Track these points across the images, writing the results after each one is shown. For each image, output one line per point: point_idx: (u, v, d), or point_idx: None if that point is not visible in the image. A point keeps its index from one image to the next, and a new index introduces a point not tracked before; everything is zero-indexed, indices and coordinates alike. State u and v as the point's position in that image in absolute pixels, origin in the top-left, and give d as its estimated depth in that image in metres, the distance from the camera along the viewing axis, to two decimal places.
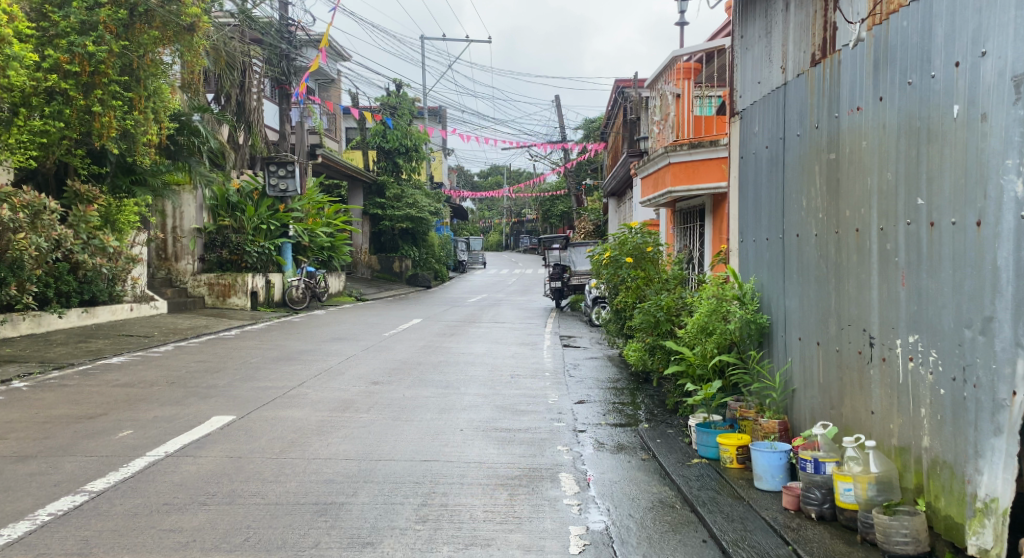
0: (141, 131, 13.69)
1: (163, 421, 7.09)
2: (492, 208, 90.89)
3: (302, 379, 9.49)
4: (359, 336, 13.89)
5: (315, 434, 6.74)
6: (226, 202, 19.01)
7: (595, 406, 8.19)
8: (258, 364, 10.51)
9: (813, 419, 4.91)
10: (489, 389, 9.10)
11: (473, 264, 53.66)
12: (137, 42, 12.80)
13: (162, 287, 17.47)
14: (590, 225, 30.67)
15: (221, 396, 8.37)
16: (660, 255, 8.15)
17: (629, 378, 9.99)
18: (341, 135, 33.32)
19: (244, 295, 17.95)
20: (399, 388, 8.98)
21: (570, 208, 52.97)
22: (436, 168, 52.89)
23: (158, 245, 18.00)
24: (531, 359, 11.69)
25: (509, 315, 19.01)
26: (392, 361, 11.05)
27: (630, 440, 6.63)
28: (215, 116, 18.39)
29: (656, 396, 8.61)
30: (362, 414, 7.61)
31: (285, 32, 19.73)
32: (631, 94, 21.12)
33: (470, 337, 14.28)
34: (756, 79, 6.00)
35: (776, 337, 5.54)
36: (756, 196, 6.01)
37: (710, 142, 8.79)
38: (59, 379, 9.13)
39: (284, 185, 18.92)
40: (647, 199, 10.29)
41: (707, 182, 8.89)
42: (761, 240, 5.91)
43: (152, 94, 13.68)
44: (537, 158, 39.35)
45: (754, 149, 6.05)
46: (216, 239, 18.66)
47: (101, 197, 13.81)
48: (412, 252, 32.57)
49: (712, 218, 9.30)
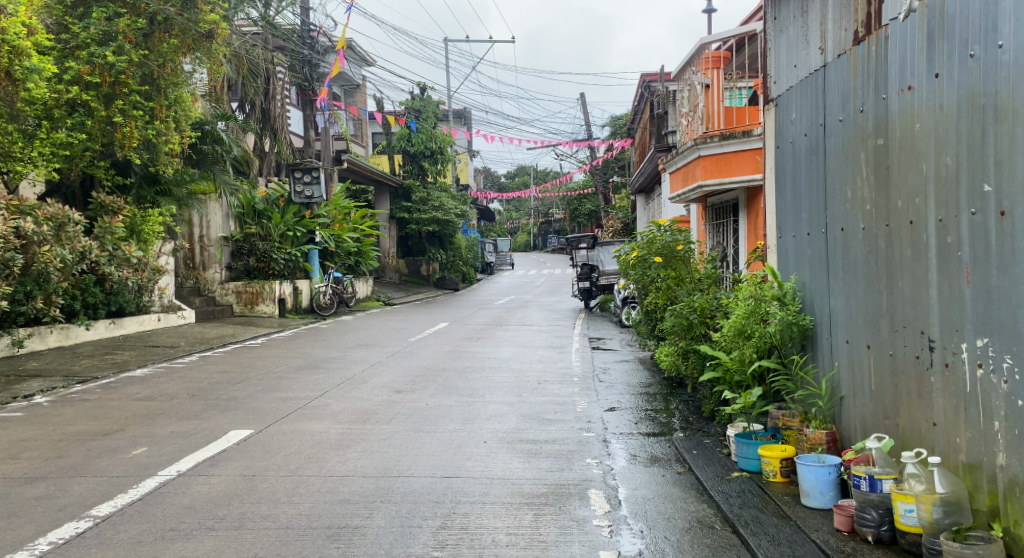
0: (162, 140, 13.42)
1: (179, 437, 6.87)
2: (520, 209, 90.68)
3: (324, 388, 9.24)
4: (384, 343, 13.65)
5: (333, 449, 6.47)
6: (253, 209, 18.91)
7: (625, 414, 7.84)
8: (281, 374, 10.29)
9: (865, 430, 4.50)
10: (515, 396, 8.77)
11: (501, 265, 53.39)
12: (157, 51, 12.69)
13: (191, 296, 17.40)
14: (618, 223, 30.22)
15: (241, 408, 8.15)
16: (691, 254, 7.70)
17: (662, 382, 9.61)
18: (367, 139, 33.29)
19: (272, 303, 17.79)
20: (423, 396, 8.68)
21: (598, 207, 52.49)
22: (462, 170, 52.65)
23: (185, 254, 17.91)
24: (559, 363, 11.34)
25: (537, 317, 18.69)
26: (416, 368, 10.78)
27: (664, 451, 6.27)
28: (239, 123, 18.32)
29: (690, 402, 8.22)
30: (384, 426, 7.33)
31: (308, 38, 19.58)
32: (657, 88, 20.66)
33: (497, 341, 13.97)
34: (791, 62, 5.60)
35: (821, 340, 5.14)
36: (795, 188, 5.61)
37: (743, 133, 8.33)
38: (80, 393, 8.97)
39: (310, 192, 18.78)
40: (676, 194, 9.87)
41: (739, 175, 8.42)
42: (801, 236, 5.51)
43: (172, 103, 13.45)
44: (562, 157, 38.98)
45: (790, 138, 5.66)
46: (242, 247, 18.47)
47: (125, 208, 13.70)
48: (439, 255, 32.53)
49: (746, 214, 8.82)
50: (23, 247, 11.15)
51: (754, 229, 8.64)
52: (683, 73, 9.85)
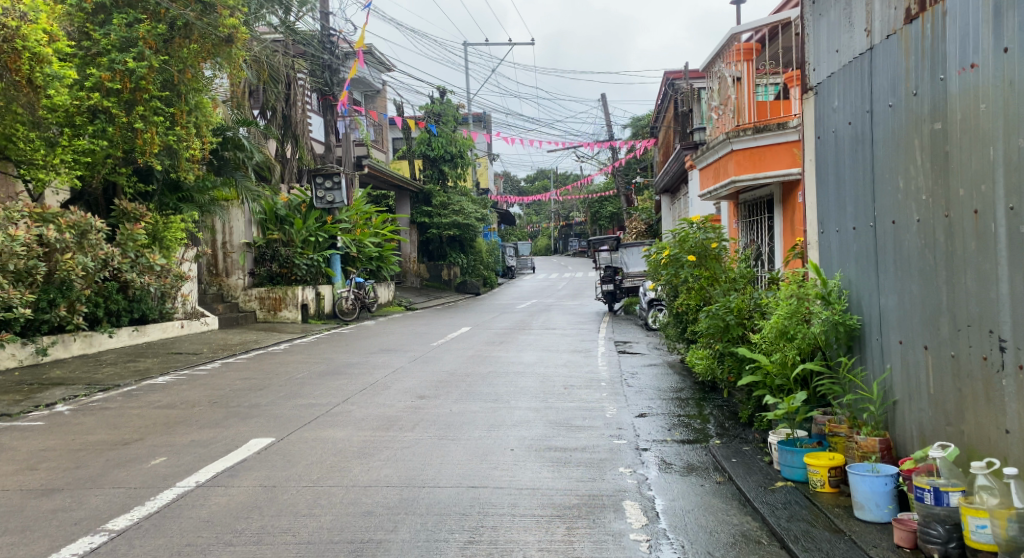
0: (184, 147, 13.13)
1: (199, 446, 6.68)
2: (540, 213, 90.38)
3: (347, 394, 9.04)
4: (407, 348, 13.43)
5: (356, 458, 6.24)
6: (275, 215, 18.81)
7: (657, 421, 7.58)
8: (303, 380, 10.11)
9: (923, 438, 4.19)
10: (541, 401, 8.52)
11: (522, 269, 53.11)
12: (177, 57, 12.57)
13: (214, 303, 17.30)
14: (641, 225, 29.82)
15: (262, 416, 7.96)
16: (724, 253, 7.40)
17: (693, 386, 9.34)
18: (387, 144, 33.19)
19: (294, 308, 17.65)
20: (447, 402, 8.45)
21: (620, 209, 52.06)
22: (482, 174, 52.44)
23: (208, 260, 17.77)
24: (585, 367, 11.06)
25: (560, 321, 18.41)
26: (439, 373, 10.55)
27: (700, 459, 6.03)
28: (260, 129, 18.24)
29: (725, 407, 7.95)
30: (407, 433, 7.11)
31: (327, 43, 19.44)
32: (681, 86, 20.32)
33: (521, 345, 13.70)
34: (833, 47, 5.31)
35: (869, 341, 4.84)
36: (838, 181, 5.31)
37: (778, 125, 8.01)
38: (101, 401, 8.83)
39: (331, 197, 18.65)
40: (707, 191, 9.56)
41: (774, 169, 8.13)
42: (846, 231, 5.21)
43: (193, 109, 13.21)
44: (583, 159, 38.64)
45: (833, 127, 5.36)
46: (266, 253, 18.45)
47: (147, 215, 13.50)
48: (461, 260, 32.33)
49: (781, 210, 8.51)
50: (47, 256, 11.18)
51: (790, 225, 8.30)
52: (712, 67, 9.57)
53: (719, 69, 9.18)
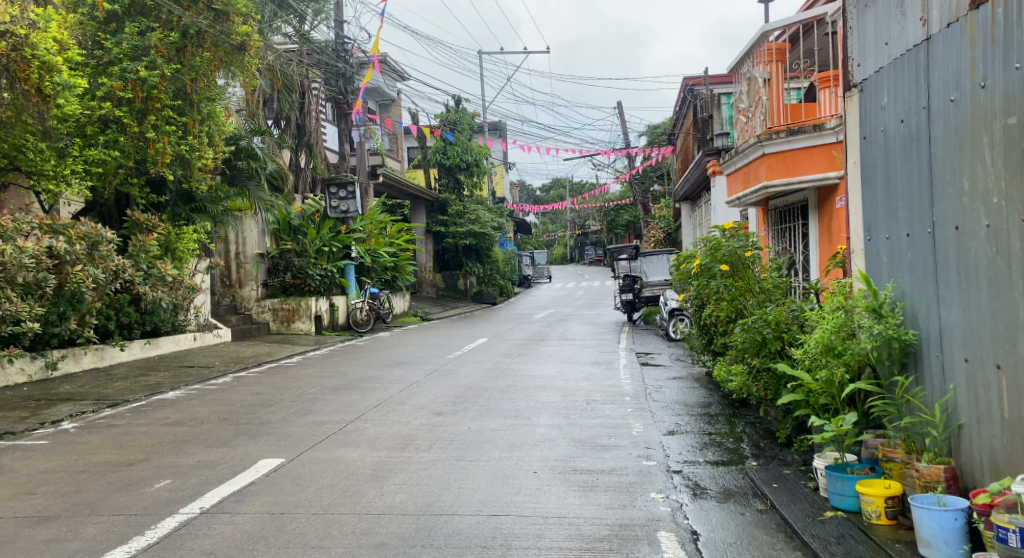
0: (196, 157, 12.61)
1: (206, 467, 6.33)
2: (556, 221, 89.96)
3: (360, 411, 8.67)
4: (422, 360, 13.07)
5: (369, 481, 5.89)
6: (289, 225, 18.53)
7: (686, 439, 7.19)
8: (316, 395, 9.76)
9: (996, 467, 3.78)
10: (563, 418, 8.12)
11: (538, 278, 52.65)
12: (189, 65, 12.01)
13: (227, 314, 16.98)
14: (659, 232, 29.34)
15: (272, 435, 7.61)
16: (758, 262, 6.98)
17: (722, 401, 8.94)
18: (402, 154, 32.88)
19: (308, 320, 17.38)
20: (465, 419, 8.07)
21: (636, 218, 51.54)
22: (497, 182, 52.07)
23: (222, 271, 17.59)
24: (608, 381, 10.65)
25: (579, 331, 17.99)
26: (456, 387, 10.17)
27: (738, 484, 5.64)
28: (274, 139, 17.99)
29: (758, 424, 7.55)
30: (423, 453, 6.75)
31: (342, 51, 19.17)
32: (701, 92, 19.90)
33: (539, 357, 13.29)
34: (881, 40, 4.96)
35: (928, 358, 4.46)
36: (890, 184, 4.94)
37: (813, 127, 7.61)
38: (108, 417, 8.48)
39: (346, 207, 18.38)
40: (735, 197, 9.16)
41: (809, 173, 7.72)
42: (900, 238, 4.83)
43: (206, 118, 12.69)
44: (599, 167, 38.23)
45: (881, 126, 5.00)
46: (279, 263, 18.11)
47: (160, 225, 13.01)
48: (477, 269, 31.98)
49: (817, 216, 8.09)
50: (56, 268, 10.82)
51: (828, 232, 7.87)
52: (739, 68, 9.20)
53: (746, 70, 8.83)
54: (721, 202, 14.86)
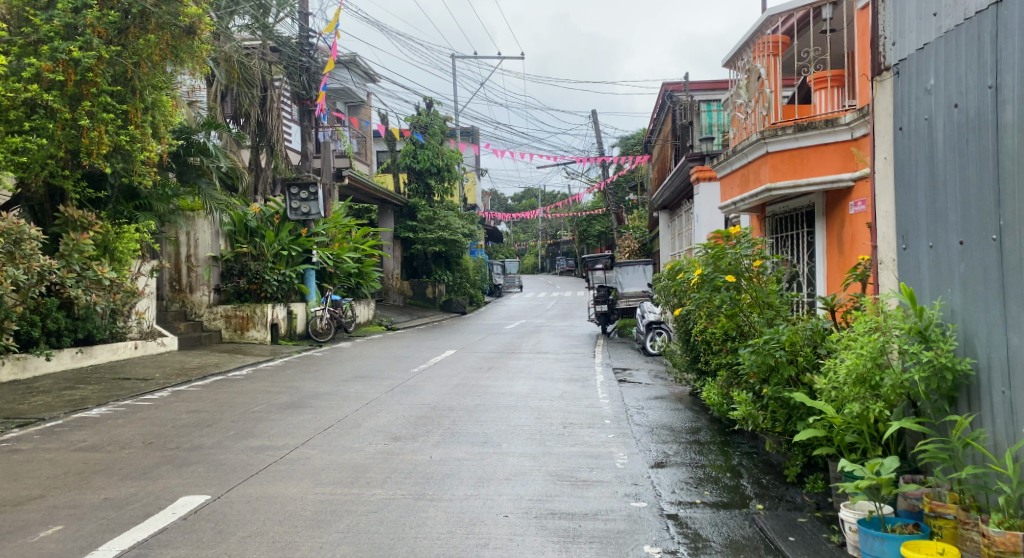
0: (138, 150, 11.32)
1: (113, 506, 5.27)
2: (528, 231, 89.24)
3: (309, 434, 7.65)
4: (384, 375, 12.03)
5: (306, 528, 4.90)
6: (245, 227, 17.22)
7: (678, 473, 6.34)
8: (261, 414, 8.69)
9: None
10: (538, 446, 7.20)
11: (510, 288, 51.70)
12: (132, 49, 10.73)
13: (176, 321, 15.70)
14: (635, 243, 28.68)
15: (202, 462, 6.54)
16: (767, 273, 6.10)
17: (711, 426, 8.13)
18: (371, 157, 31.68)
19: (263, 328, 16.18)
20: (426, 447, 7.11)
21: (608, 228, 50.88)
22: (468, 189, 51.02)
23: (170, 275, 16.28)
24: (585, 401, 9.76)
25: (552, 344, 17.09)
26: (419, 407, 9.19)
27: (745, 534, 4.79)
28: (231, 135, 16.82)
29: (755, 455, 6.76)
30: (376, 490, 5.77)
31: (306, 46, 17.97)
32: (681, 98, 19.20)
33: (510, 373, 12.35)
34: (927, 11, 4.17)
35: (989, 394, 3.67)
36: (936, 183, 4.15)
37: (825, 122, 6.89)
38: (14, 440, 7.32)
39: (307, 209, 17.32)
40: (731, 202, 8.41)
41: (819, 175, 7.00)
42: (950, 247, 4.03)
43: (150, 108, 11.38)
44: (573, 176, 37.45)
45: (926, 113, 4.23)
46: (233, 267, 16.88)
47: (97, 222, 11.82)
48: (446, 277, 30.96)
49: (824, 223, 7.34)
50: None
51: (838, 242, 7.10)
52: (736, 65, 8.53)
53: (744, 64, 8.18)
54: (705, 211, 14.14)
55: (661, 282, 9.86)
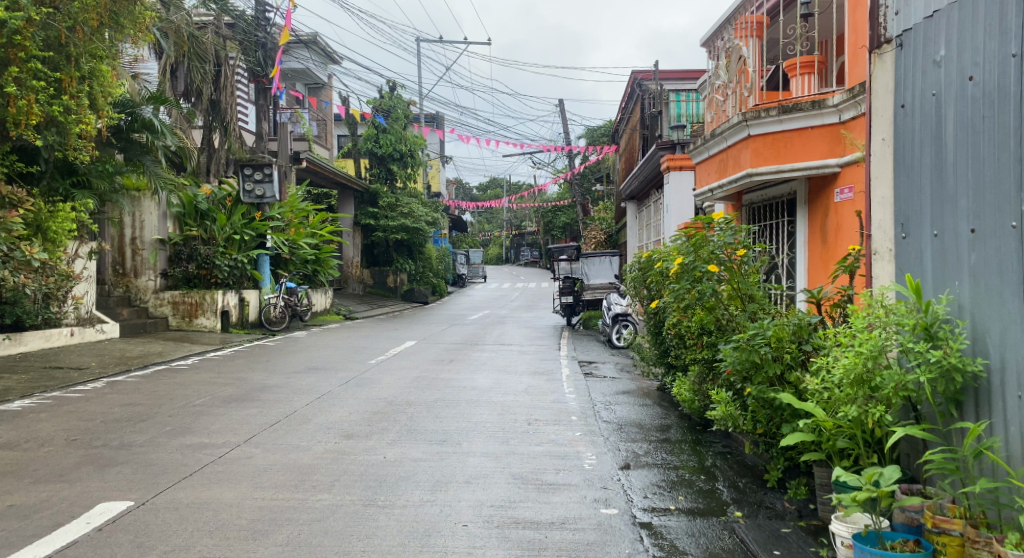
0: (73, 120, 10.51)
1: (20, 514, 4.66)
2: (493, 221, 88.65)
3: (253, 431, 7.06)
4: (339, 366, 11.43)
5: (240, 541, 4.35)
6: (195, 209, 16.36)
7: (649, 475, 5.91)
8: (203, 408, 8.06)
9: None
10: (501, 445, 6.74)
11: (473, 278, 51.02)
12: (66, 11, 9.78)
13: (119, 307, 14.85)
14: (600, 234, 28.38)
15: (130, 462, 5.93)
16: (751, 264, 5.67)
17: (681, 423, 7.73)
18: (331, 141, 30.75)
19: (213, 315, 15.42)
20: (381, 446, 6.59)
21: (574, 219, 50.56)
22: (433, 176, 50.09)
23: (114, 258, 15.42)
24: (550, 395, 9.33)
25: (516, 336, 16.63)
26: (374, 401, 8.65)
27: (726, 547, 4.37)
28: (181, 113, 16.00)
29: (729, 456, 6.38)
30: (322, 495, 5.24)
31: (262, 20, 17.26)
32: (651, 86, 18.85)
33: (472, 365, 11.86)
34: None
35: (1003, 399, 3.30)
36: (944, 164, 3.76)
37: (811, 105, 6.55)
38: None
39: (261, 191, 16.57)
40: (708, 188, 8.07)
41: (803, 160, 6.66)
42: (960, 235, 3.64)
43: (87, 78, 10.58)
44: (539, 166, 36.98)
45: (934, 87, 3.84)
46: (181, 251, 16.01)
47: (27, 199, 10.84)
48: (408, 266, 30.30)
49: (806, 211, 7.01)
50: None
51: (821, 231, 6.78)
52: (716, 43, 8.15)
53: (725, 43, 7.79)
54: (675, 201, 13.81)
55: (634, 272, 9.46)
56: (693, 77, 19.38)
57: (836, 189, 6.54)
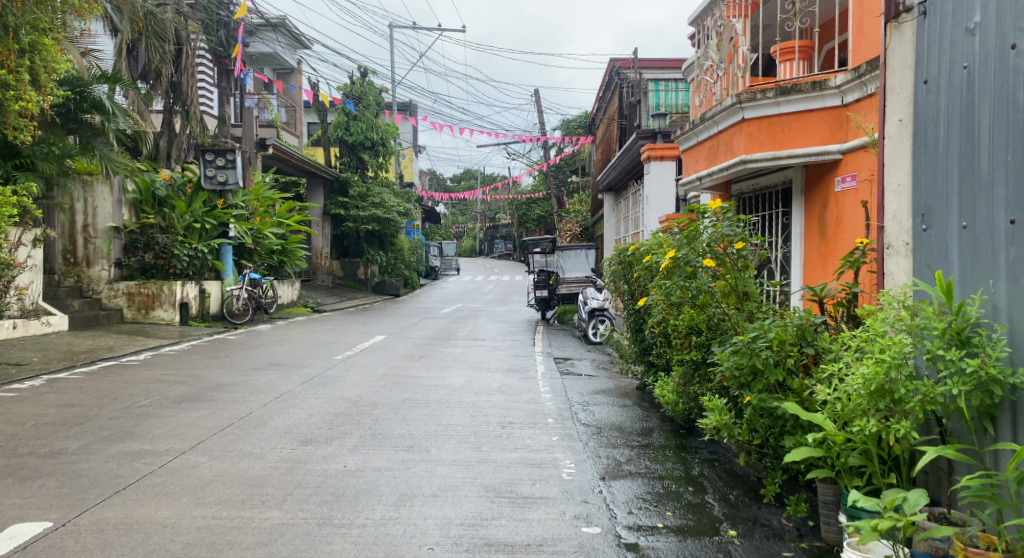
0: (11, 96, 9.72)
1: None
2: (467, 213, 87.84)
3: (202, 435, 6.47)
4: (302, 363, 10.83)
5: None
6: (153, 196, 15.59)
7: (633, 487, 5.42)
8: (149, 409, 7.44)
9: None
10: (472, 451, 6.23)
11: (447, 271, 50.24)
12: None
13: (68, 298, 14.04)
14: (576, 227, 27.98)
15: (57, 472, 5.31)
16: (750, 258, 5.14)
17: (664, 426, 7.29)
18: (301, 128, 29.87)
19: (171, 307, 14.69)
20: (341, 454, 6.04)
21: (549, 212, 50.08)
22: (406, 166, 49.25)
23: (65, 246, 14.61)
24: (526, 395, 8.85)
25: (489, 330, 16.11)
26: (338, 402, 8.09)
27: None
28: (139, 94, 15.20)
29: (718, 465, 5.94)
30: (271, 513, 4.68)
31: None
32: (630, 74, 18.40)
33: (444, 362, 11.33)
34: None
35: None
36: (977, 147, 3.31)
37: (812, 85, 6.32)
38: None
39: (224, 177, 15.83)
40: (696, 176, 7.84)
41: (800, 146, 6.42)
42: (996, 226, 3.20)
43: (26, 51, 9.79)
44: (514, 157, 36.43)
45: (964, 59, 3.39)
46: (138, 239, 15.21)
47: None
48: (379, 258, 29.58)
49: (802, 201, 6.74)
50: None
51: (819, 224, 6.48)
52: (707, 22, 7.65)
53: (716, 22, 7.39)
54: (655, 192, 13.39)
55: (613, 266, 8.99)
56: (673, 66, 18.97)
57: (834, 176, 6.31)
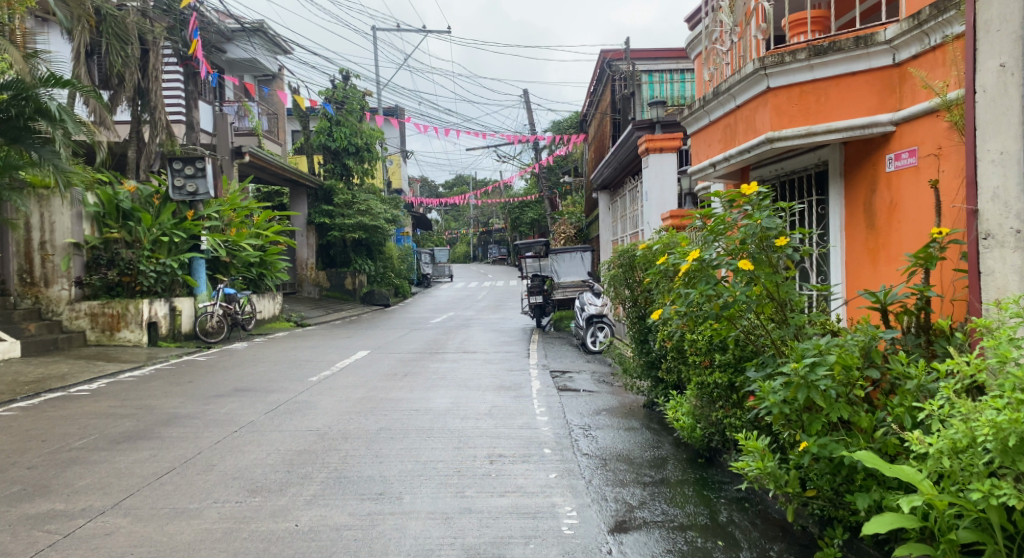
0: None
1: None
2: (459, 219, 86.65)
3: (131, 487, 5.42)
4: (272, 387, 9.77)
5: None
6: (116, 208, 14.55)
7: (650, 543, 4.38)
8: (80, 452, 6.38)
9: None
10: (454, 498, 5.20)
11: (439, 277, 49.06)
12: None
13: (24, 321, 12.96)
14: (570, 230, 27.07)
15: None
16: (789, 257, 4.14)
17: (679, 453, 6.29)
18: (284, 136, 28.80)
19: (138, 328, 13.66)
20: (295, 507, 5.01)
21: (542, 216, 48.99)
22: (394, 172, 48.06)
23: (21, 265, 13.50)
24: (519, 418, 7.82)
25: (480, 341, 15.04)
26: (303, 436, 7.04)
27: None
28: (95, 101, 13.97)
29: (747, 507, 4.92)
30: None
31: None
32: (623, 67, 17.42)
33: (429, 380, 10.28)
34: None
35: None
36: None
37: (854, 43, 5.45)
38: None
39: (193, 187, 14.74)
40: (709, 161, 6.93)
41: (839, 119, 5.53)
42: None
43: None
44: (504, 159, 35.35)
45: None
46: (100, 256, 14.12)
47: None
48: (367, 267, 28.47)
49: (842, 184, 5.83)
50: None
51: (865, 212, 5.58)
52: None
53: None
54: (656, 187, 12.39)
55: (613, 270, 7.94)
56: (668, 58, 17.99)
57: (883, 152, 5.41)
